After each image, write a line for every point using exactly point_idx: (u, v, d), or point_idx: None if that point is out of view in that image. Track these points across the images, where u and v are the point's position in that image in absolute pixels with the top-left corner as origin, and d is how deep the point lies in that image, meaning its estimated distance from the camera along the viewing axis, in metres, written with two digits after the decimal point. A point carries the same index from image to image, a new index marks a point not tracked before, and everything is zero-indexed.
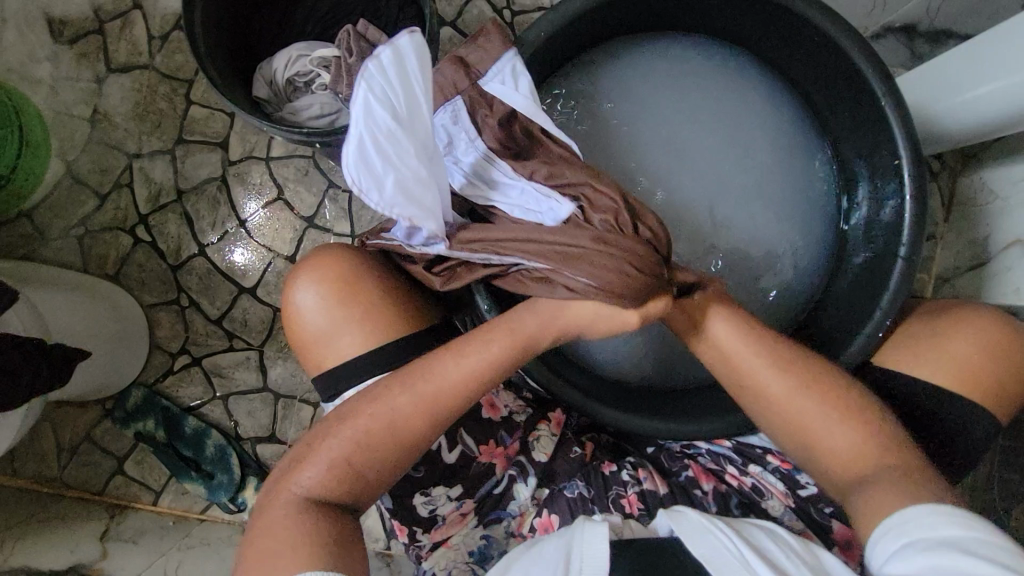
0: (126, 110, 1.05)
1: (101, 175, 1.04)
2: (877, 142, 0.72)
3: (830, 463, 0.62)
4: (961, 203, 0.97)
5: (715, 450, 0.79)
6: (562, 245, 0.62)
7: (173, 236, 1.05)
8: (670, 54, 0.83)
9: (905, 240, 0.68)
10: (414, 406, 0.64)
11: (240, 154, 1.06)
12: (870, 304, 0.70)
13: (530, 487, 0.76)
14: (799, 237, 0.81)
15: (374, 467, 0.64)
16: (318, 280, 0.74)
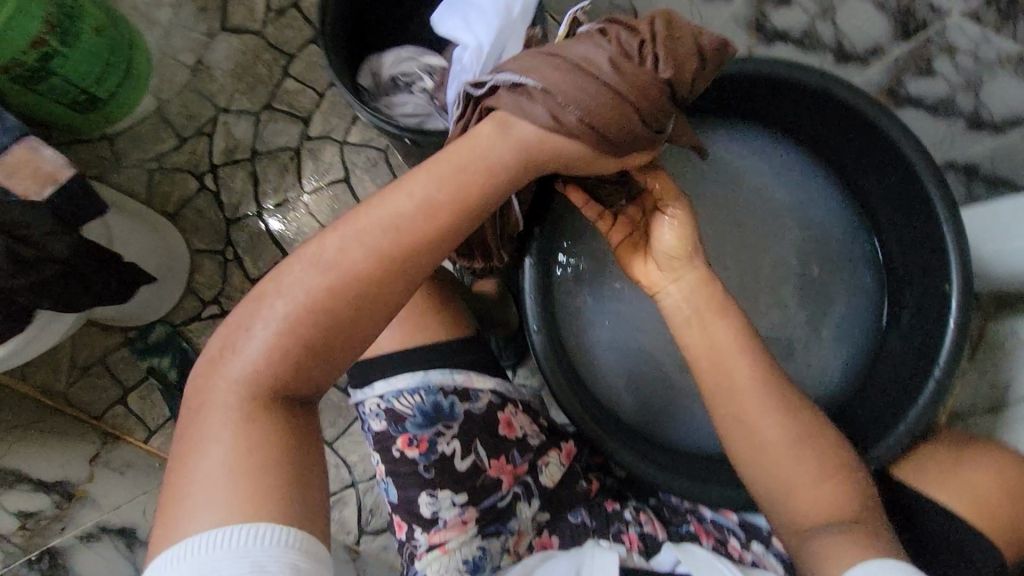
0: (227, 67, 1.10)
1: (186, 120, 1.10)
2: (927, 260, 0.68)
3: (785, 494, 0.57)
4: (988, 346, 1.08)
5: (719, 520, 0.67)
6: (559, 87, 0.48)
7: (236, 191, 1.09)
8: (751, 146, 0.80)
9: (939, 363, 0.62)
10: (354, 250, 0.47)
11: (319, 132, 1.10)
12: (894, 418, 0.65)
13: (533, 509, 0.64)
14: (838, 351, 0.78)
15: (317, 342, 0.46)
16: None
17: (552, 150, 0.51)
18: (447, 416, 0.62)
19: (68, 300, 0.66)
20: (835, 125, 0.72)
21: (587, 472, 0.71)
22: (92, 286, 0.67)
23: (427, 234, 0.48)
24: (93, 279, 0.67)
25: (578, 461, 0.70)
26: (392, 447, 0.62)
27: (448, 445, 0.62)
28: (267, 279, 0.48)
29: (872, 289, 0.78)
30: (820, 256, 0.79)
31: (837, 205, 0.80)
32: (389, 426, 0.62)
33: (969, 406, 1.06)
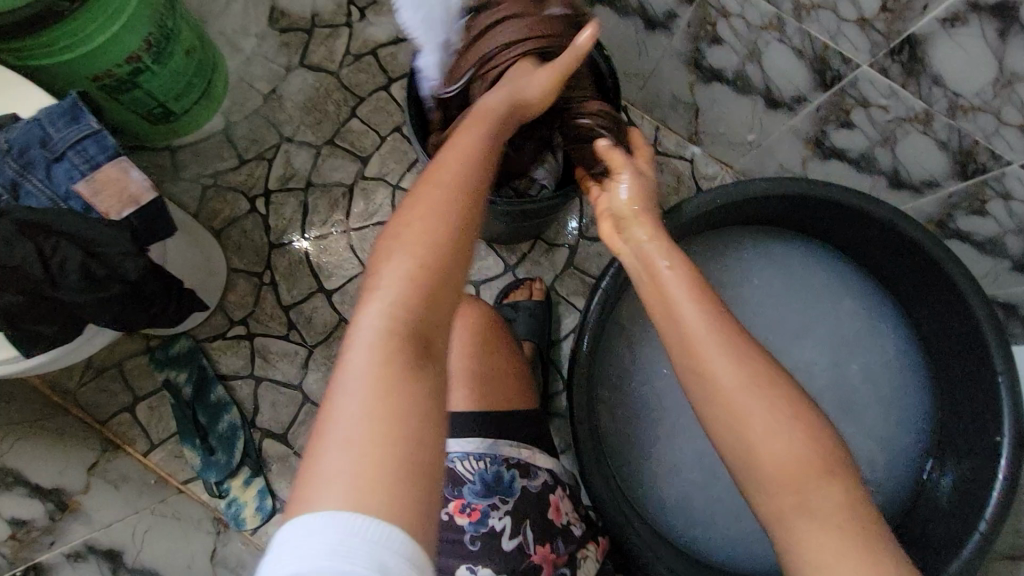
0: (297, 100, 1.15)
1: (249, 143, 1.13)
2: (976, 408, 0.68)
3: (763, 486, 0.44)
4: None
5: None
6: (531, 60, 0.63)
7: (284, 218, 1.10)
8: (808, 260, 0.82)
9: (985, 517, 0.62)
10: (430, 198, 0.47)
11: (375, 173, 1.12)
12: (935, 565, 0.64)
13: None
14: (880, 481, 0.76)
15: (435, 286, 0.44)
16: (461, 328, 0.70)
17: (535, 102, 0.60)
18: (505, 489, 0.61)
19: (125, 322, 0.66)
20: (896, 256, 0.73)
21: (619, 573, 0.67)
22: (149, 308, 0.67)
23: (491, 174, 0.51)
24: (152, 303, 0.67)
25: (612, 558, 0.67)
26: (442, 510, 0.59)
27: (500, 521, 0.59)
28: (372, 258, 0.46)
29: (917, 421, 0.77)
30: (867, 381, 0.79)
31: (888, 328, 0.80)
32: (444, 487, 0.60)
33: None
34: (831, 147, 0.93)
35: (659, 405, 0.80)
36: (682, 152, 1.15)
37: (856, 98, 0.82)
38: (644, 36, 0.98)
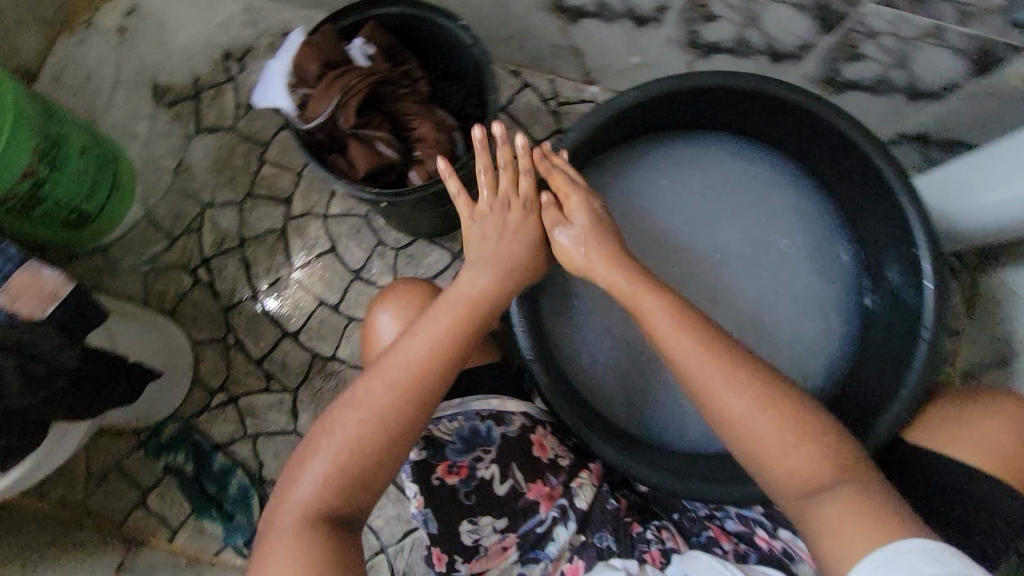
0: (206, 165, 1.16)
1: (174, 220, 1.15)
2: (893, 232, 0.70)
3: (784, 485, 0.55)
4: (982, 301, 1.10)
5: (744, 513, 0.67)
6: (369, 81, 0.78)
7: (229, 279, 1.12)
8: (710, 150, 0.84)
9: (927, 324, 0.64)
10: (378, 392, 0.58)
11: (301, 210, 1.14)
12: (896, 383, 0.66)
13: (570, 531, 0.63)
14: (829, 330, 0.80)
15: (353, 472, 0.57)
16: (402, 308, 0.71)
17: (503, 251, 0.67)
18: (485, 439, 0.64)
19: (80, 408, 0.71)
20: (782, 120, 0.75)
21: (615, 490, 0.69)
22: (101, 388, 0.73)
23: (434, 378, 0.59)
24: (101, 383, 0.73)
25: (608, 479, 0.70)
26: (431, 477, 0.63)
27: (488, 470, 0.63)
28: (330, 411, 0.59)
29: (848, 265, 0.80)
30: (793, 244, 0.82)
31: (799, 189, 0.82)
32: (428, 454, 0.63)
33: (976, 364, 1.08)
34: (706, 43, 0.96)
35: (615, 330, 0.82)
36: (581, 95, 1.17)
37: None
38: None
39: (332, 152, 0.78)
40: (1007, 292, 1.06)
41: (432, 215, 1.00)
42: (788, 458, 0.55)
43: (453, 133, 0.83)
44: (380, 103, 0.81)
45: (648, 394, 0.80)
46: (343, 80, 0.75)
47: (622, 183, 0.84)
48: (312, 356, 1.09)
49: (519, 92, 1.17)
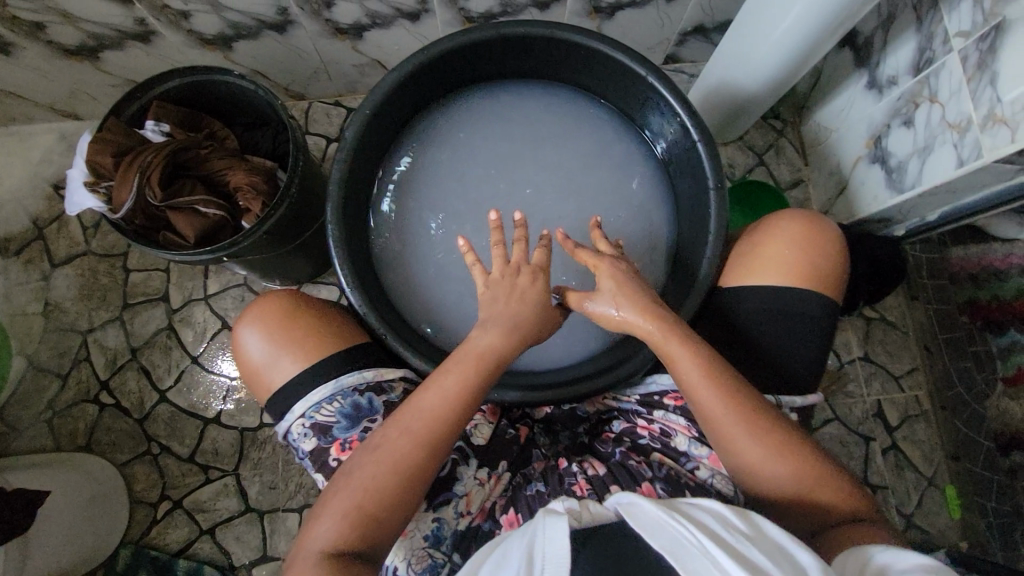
0: (73, 295, 1.16)
1: (60, 358, 1.13)
2: (661, 112, 0.78)
3: (805, 521, 0.63)
4: (811, 146, 1.22)
5: (625, 407, 0.77)
6: (169, 152, 0.81)
7: (134, 391, 1.12)
8: (499, 99, 0.87)
9: (710, 175, 0.72)
10: (394, 442, 0.62)
11: (181, 300, 1.15)
12: (704, 233, 0.73)
13: (472, 467, 0.70)
14: (652, 221, 0.84)
15: (368, 520, 0.59)
16: (262, 322, 0.73)
17: (516, 311, 0.68)
18: (368, 411, 0.68)
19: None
20: (544, 51, 0.79)
21: (514, 423, 0.77)
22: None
23: (446, 434, 0.63)
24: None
25: (503, 414, 0.77)
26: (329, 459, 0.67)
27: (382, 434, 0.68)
28: (351, 462, 0.63)
29: (649, 159, 0.86)
30: (597, 157, 0.86)
31: (578, 106, 0.87)
32: (319, 439, 0.68)
33: (827, 202, 1.18)
34: (479, 14, 1.04)
35: (461, 293, 0.81)
36: None
37: None
38: (289, 42, 1.06)
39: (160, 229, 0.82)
40: (824, 130, 1.17)
41: (302, 257, 1.02)
42: (783, 472, 0.63)
43: (271, 173, 0.88)
44: (190, 168, 0.84)
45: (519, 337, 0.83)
46: (140, 160, 0.78)
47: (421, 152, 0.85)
48: (240, 431, 1.09)
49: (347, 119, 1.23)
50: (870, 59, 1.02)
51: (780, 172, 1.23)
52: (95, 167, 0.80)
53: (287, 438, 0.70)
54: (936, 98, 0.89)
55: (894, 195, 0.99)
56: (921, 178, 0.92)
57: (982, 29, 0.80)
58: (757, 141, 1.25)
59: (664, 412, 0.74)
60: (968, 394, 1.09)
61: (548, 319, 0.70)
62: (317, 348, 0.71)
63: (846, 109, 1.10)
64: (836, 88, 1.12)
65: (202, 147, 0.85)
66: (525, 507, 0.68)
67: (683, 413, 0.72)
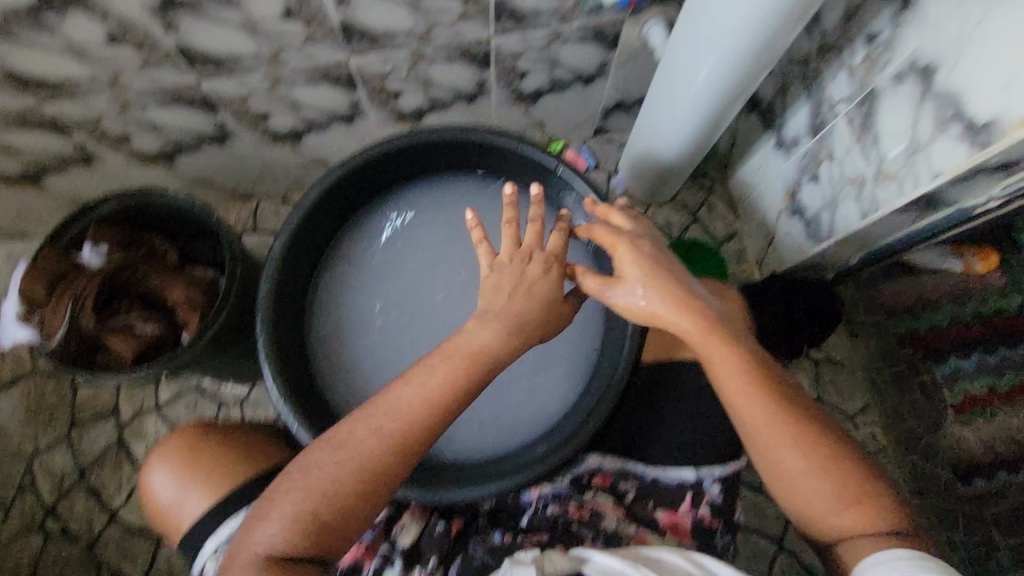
0: (17, 418, 1.13)
1: (2, 488, 1.09)
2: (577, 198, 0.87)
3: (836, 536, 0.65)
4: (739, 200, 1.29)
5: (557, 491, 0.79)
6: (103, 276, 0.85)
7: (81, 516, 1.07)
8: (431, 193, 0.95)
9: None
10: (359, 441, 0.63)
11: (132, 413, 1.13)
12: (625, 307, 0.79)
13: (398, 570, 0.74)
14: (581, 299, 0.88)
15: (324, 525, 0.61)
16: (168, 460, 0.77)
17: (529, 308, 0.68)
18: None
19: None
20: (461, 153, 0.88)
21: (447, 515, 0.80)
22: None
23: (419, 442, 0.64)
24: None
25: (436, 510, 0.79)
26: None
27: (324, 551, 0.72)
28: (311, 456, 0.63)
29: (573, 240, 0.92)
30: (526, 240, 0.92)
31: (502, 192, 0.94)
32: None
33: (760, 252, 1.24)
34: (410, 111, 1.11)
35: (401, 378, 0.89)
36: None
37: (374, 78, 1.00)
38: (232, 152, 1.11)
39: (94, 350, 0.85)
40: (747, 186, 1.25)
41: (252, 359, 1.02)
42: (811, 482, 0.65)
43: (207, 283, 0.90)
44: (127, 286, 0.88)
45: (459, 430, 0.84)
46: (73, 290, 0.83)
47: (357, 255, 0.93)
48: None
49: None
50: (774, 121, 1.11)
51: (714, 227, 1.29)
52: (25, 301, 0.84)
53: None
54: (833, 156, 0.96)
55: (815, 244, 1.05)
56: (834, 228, 0.99)
57: (859, 95, 0.88)
58: (690, 199, 1.31)
59: (592, 493, 0.79)
60: (921, 427, 1.11)
61: (556, 306, 0.70)
62: (216, 484, 0.74)
63: (762, 167, 1.17)
64: (751, 148, 1.20)
65: (140, 264, 0.88)
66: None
67: (608, 494, 0.78)
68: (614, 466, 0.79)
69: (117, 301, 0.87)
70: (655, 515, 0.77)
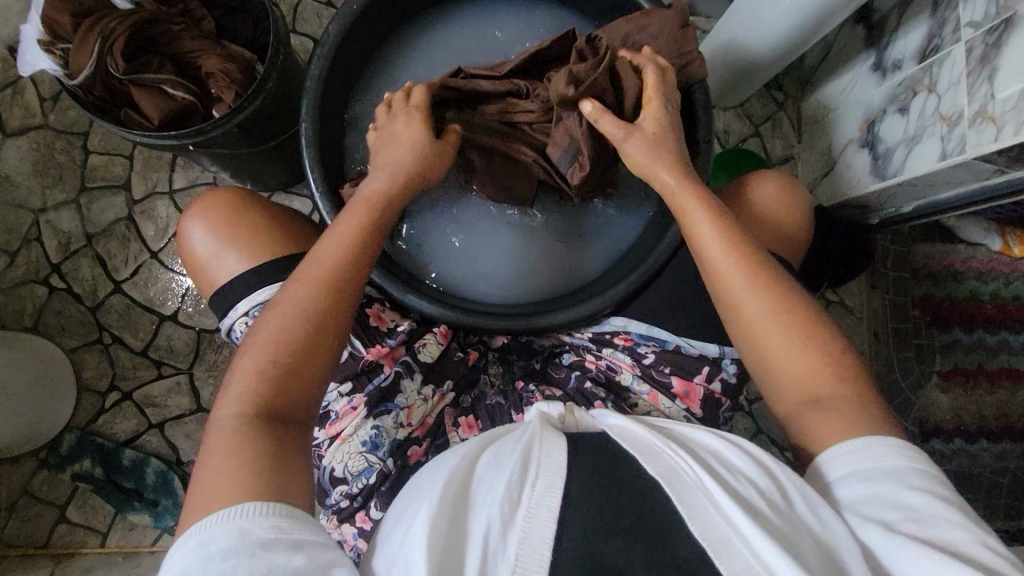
0: (26, 169, 1.08)
1: (8, 235, 1.06)
2: None
3: (791, 391, 0.65)
4: (807, 122, 1.21)
5: (575, 342, 0.80)
6: (92, 20, 0.71)
7: (87, 279, 1.07)
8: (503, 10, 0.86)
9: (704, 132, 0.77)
10: (341, 247, 0.64)
11: (144, 193, 1.09)
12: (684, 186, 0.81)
13: (417, 382, 0.73)
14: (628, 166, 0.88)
15: (330, 289, 0.62)
16: (107, 251, 1.08)
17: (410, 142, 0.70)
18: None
19: None
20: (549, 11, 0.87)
21: (465, 347, 0.79)
22: None
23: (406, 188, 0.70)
24: None
25: (455, 337, 0.78)
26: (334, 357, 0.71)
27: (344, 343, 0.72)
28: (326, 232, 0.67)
29: None
30: None
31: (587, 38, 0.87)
32: None
33: (813, 180, 1.18)
34: None
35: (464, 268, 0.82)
36: None
37: None
38: None
39: (105, 93, 0.73)
40: (824, 109, 1.15)
41: (277, 163, 0.97)
42: (795, 365, 0.65)
43: (229, 54, 0.79)
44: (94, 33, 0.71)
45: (483, 262, 0.82)
46: (94, 37, 0.71)
47: (413, 46, 0.85)
48: (198, 332, 1.08)
49: None
50: (880, 39, 1.00)
51: (773, 145, 1.23)
52: (28, 31, 0.72)
53: (232, 335, 0.68)
54: (934, 88, 0.88)
55: (878, 181, 0.99)
56: (904, 166, 0.93)
57: (993, 20, 0.78)
58: (757, 110, 1.23)
59: (611, 350, 0.77)
60: (904, 382, 1.20)
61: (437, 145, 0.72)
62: (256, 253, 0.67)
63: (848, 90, 1.08)
64: (842, 64, 1.09)
65: (156, 18, 0.75)
66: (485, 416, 0.75)
67: (628, 353, 0.76)
68: (641, 330, 0.75)
69: (110, 42, 0.71)
70: (670, 381, 0.74)
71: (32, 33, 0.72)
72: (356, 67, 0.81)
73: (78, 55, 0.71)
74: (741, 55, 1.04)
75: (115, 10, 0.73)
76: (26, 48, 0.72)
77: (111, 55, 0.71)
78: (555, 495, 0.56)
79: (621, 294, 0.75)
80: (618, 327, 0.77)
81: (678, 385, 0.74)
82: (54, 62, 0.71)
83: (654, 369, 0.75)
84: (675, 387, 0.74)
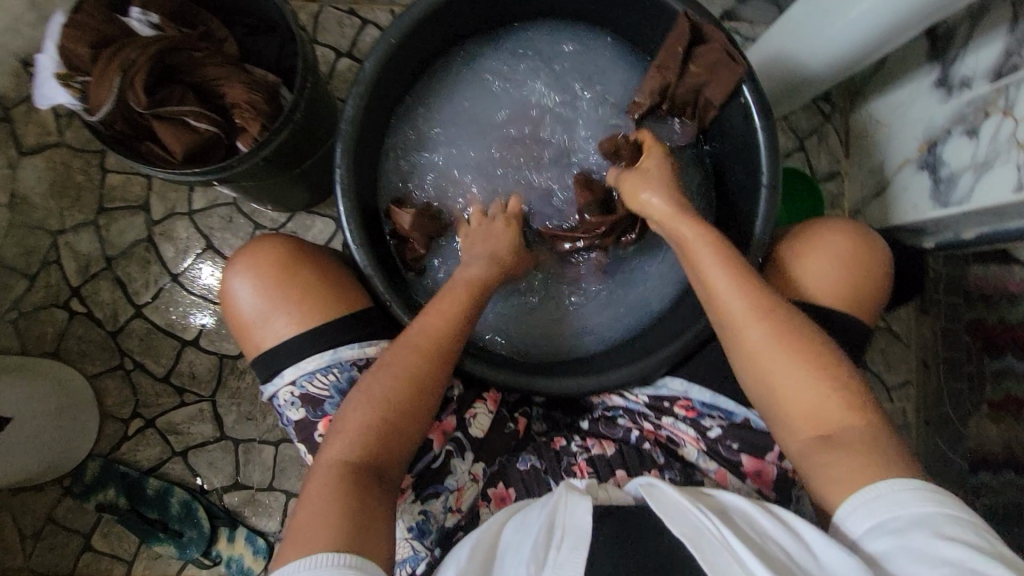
0: (43, 189, 1.04)
1: (27, 257, 1.04)
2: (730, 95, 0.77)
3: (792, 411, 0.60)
4: (856, 137, 1.14)
5: (630, 408, 0.76)
6: (112, 51, 0.67)
7: (107, 303, 1.04)
8: (547, 43, 0.87)
9: (765, 175, 0.73)
10: (435, 312, 0.66)
11: (163, 213, 1.06)
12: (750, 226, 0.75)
13: (468, 462, 0.71)
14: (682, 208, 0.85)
15: (426, 352, 0.63)
16: (126, 274, 1.05)
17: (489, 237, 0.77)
18: None
19: None
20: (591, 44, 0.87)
21: (514, 413, 0.77)
22: None
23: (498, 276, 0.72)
24: None
25: (504, 403, 0.76)
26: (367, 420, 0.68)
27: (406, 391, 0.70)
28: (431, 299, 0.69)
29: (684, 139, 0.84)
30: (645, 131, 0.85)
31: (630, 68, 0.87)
32: (308, 411, 0.65)
33: (862, 199, 1.12)
34: None
35: (521, 332, 0.83)
36: None
37: None
38: None
39: (126, 128, 0.69)
40: (876, 123, 1.08)
41: (302, 188, 0.93)
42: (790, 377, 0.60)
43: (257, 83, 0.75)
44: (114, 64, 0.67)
45: (529, 319, 0.84)
46: (115, 71, 0.66)
47: (444, 91, 0.85)
48: (220, 358, 1.05)
49: (360, 31, 1.09)
50: (946, 52, 0.92)
51: (818, 161, 1.16)
52: (43, 60, 0.68)
53: (274, 402, 0.67)
54: (1010, 111, 0.81)
55: (937, 208, 0.93)
56: (971, 196, 0.86)
57: None
58: (803, 123, 1.16)
59: (672, 419, 0.74)
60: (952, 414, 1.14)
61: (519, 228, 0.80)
62: (309, 306, 0.66)
63: (906, 105, 1.00)
64: (900, 78, 1.02)
65: (179, 46, 0.71)
66: (522, 486, 0.72)
67: (691, 425, 0.73)
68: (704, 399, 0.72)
69: (132, 75, 0.67)
70: (739, 459, 0.71)
71: (46, 62, 0.68)
72: (385, 106, 0.79)
73: (99, 89, 0.67)
74: (791, 72, 0.97)
75: (135, 39, 0.68)
76: (43, 78, 0.68)
77: (134, 89, 0.67)
78: (582, 556, 0.52)
79: (673, 353, 0.73)
80: (678, 394, 0.74)
81: (747, 464, 0.71)
82: (73, 95, 0.67)
83: (721, 445, 0.72)
84: (745, 465, 0.71)
